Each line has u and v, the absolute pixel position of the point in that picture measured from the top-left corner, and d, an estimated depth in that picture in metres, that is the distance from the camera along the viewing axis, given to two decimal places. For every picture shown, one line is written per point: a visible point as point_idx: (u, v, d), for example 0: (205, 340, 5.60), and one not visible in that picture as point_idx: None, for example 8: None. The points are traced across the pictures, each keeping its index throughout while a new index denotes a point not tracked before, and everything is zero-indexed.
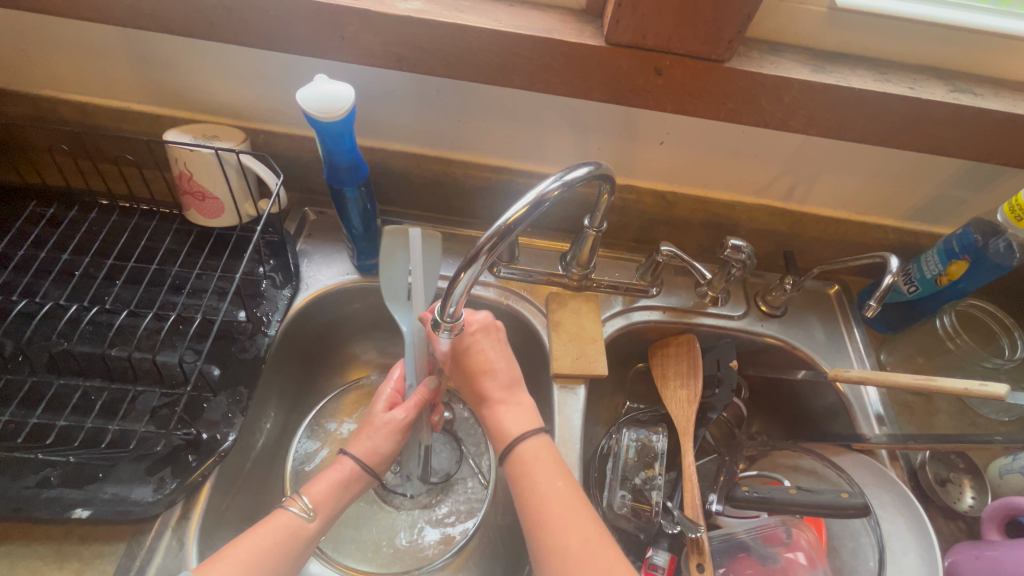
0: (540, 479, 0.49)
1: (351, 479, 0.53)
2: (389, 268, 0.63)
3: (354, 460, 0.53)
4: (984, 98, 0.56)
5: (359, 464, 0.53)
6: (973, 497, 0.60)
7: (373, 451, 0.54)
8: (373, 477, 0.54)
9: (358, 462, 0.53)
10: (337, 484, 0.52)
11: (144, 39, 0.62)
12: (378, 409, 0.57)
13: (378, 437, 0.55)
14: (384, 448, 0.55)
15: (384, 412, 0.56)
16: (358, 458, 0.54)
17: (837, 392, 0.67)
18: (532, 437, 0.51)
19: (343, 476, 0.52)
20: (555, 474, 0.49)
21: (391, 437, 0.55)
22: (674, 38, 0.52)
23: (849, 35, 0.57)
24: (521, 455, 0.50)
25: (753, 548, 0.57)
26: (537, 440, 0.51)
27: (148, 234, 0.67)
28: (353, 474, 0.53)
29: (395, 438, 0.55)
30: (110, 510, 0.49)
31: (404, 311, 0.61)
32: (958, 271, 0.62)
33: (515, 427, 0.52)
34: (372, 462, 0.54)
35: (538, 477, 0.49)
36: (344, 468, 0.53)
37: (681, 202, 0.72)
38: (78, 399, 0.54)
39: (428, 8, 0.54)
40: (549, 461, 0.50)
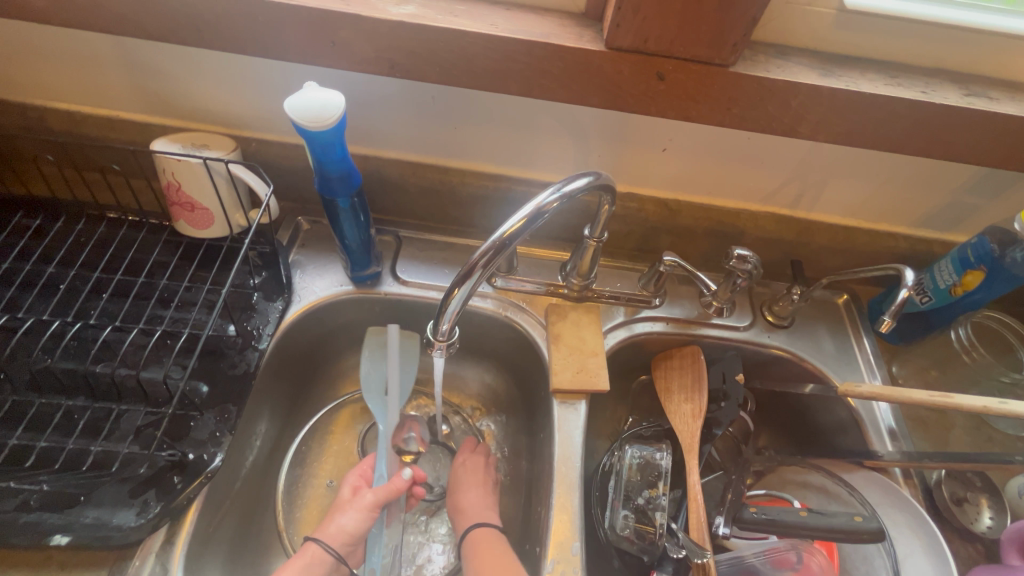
0: (488, 562, 0.54)
1: (314, 564, 0.52)
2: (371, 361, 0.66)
3: (321, 546, 0.53)
4: (1000, 102, 0.54)
5: (322, 548, 0.53)
6: (991, 518, 0.57)
7: (340, 531, 0.55)
8: (338, 562, 0.54)
9: (323, 547, 0.53)
10: (300, 573, 0.51)
11: (130, 46, 0.60)
12: (344, 494, 0.59)
13: (346, 517, 0.56)
14: (352, 526, 0.55)
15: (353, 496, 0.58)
16: (322, 543, 0.54)
17: (848, 407, 0.65)
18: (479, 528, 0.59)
19: (308, 567, 0.52)
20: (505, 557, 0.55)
21: (361, 516, 0.56)
22: (677, 42, 0.50)
23: (858, 37, 0.55)
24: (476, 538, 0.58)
25: (761, 571, 0.54)
26: (481, 531, 0.58)
27: (136, 245, 0.65)
28: (319, 560, 0.52)
29: (364, 516, 0.56)
30: (91, 536, 0.47)
31: (380, 405, 0.65)
32: (974, 282, 0.59)
33: (470, 517, 0.60)
34: (336, 544, 0.54)
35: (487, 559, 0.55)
36: (311, 556, 0.53)
37: (684, 210, 0.70)
38: (61, 419, 0.53)
39: (421, 12, 0.52)
40: (495, 546, 0.57)
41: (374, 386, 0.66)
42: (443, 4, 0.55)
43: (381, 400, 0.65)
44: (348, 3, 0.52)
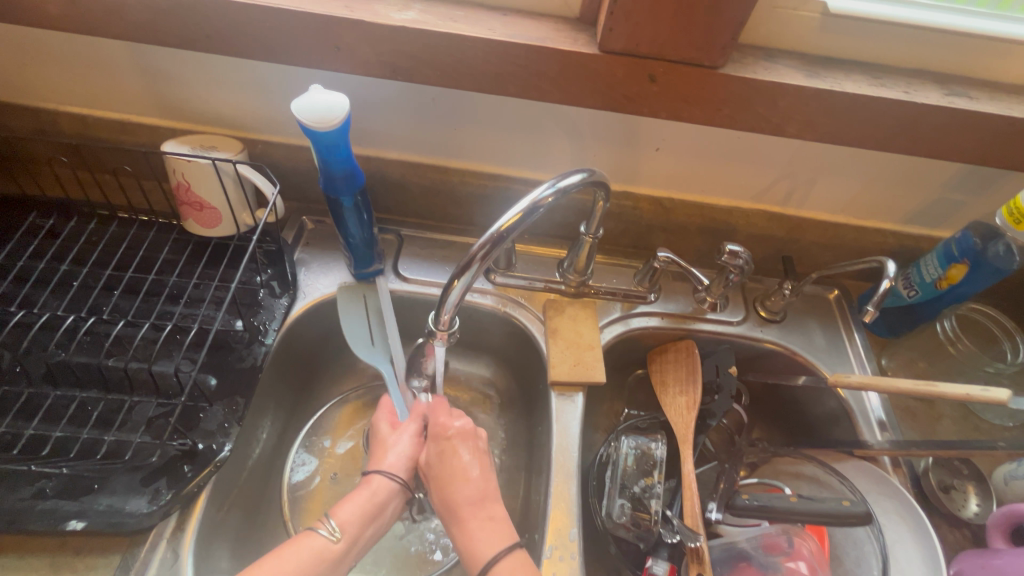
0: None
1: (379, 491, 0.52)
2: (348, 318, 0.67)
3: (387, 477, 0.54)
4: (979, 101, 0.56)
5: (386, 477, 0.54)
6: (977, 504, 0.59)
7: (398, 460, 0.56)
8: (402, 488, 0.54)
9: (387, 476, 0.54)
10: (364, 501, 0.51)
11: (142, 52, 0.62)
12: (384, 430, 0.59)
13: (400, 445, 0.57)
14: (407, 451, 0.57)
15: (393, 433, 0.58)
16: (386, 473, 0.54)
17: (838, 397, 0.67)
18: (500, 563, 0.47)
19: (373, 497, 0.52)
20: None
21: (412, 441, 0.58)
22: (668, 45, 0.52)
23: (843, 40, 0.57)
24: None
25: (754, 557, 0.56)
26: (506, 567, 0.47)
27: (147, 244, 0.67)
28: (384, 494, 0.53)
29: (416, 440, 0.58)
30: (105, 522, 0.49)
31: (375, 355, 0.66)
32: (958, 275, 0.61)
33: (480, 550, 0.48)
34: (399, 472, 0.55)
35: None
36: (376, 487, 0.53)
37: (678, 208, 0.72)
38: (75, 410, 0.54)
39: (423, 18, 0.55)
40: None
41: (360, 336, 0.66)
42: (443, 10, 0.57)
43: (375, 351, 0.66)
44: (352, 10, 0.54)
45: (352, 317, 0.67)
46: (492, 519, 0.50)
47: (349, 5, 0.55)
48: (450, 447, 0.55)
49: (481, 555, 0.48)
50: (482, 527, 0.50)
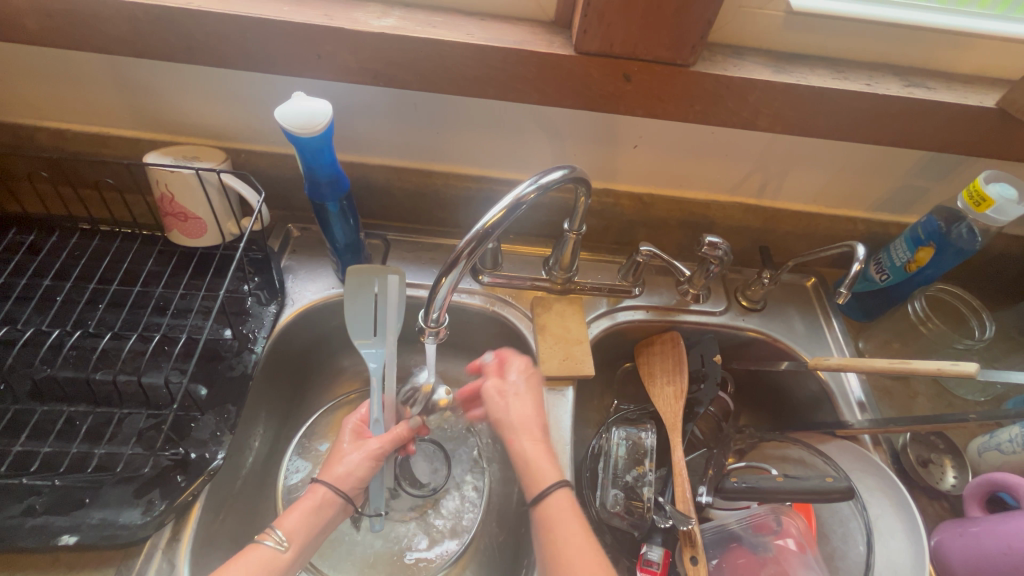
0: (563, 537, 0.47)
1: (325, 506, 0.53)
2: (352, 308, 0.62)
3: (330, 491, 0.53)
4: (936, 91, 0.59)
5: (333, 491, 0.53)
6: (955, 475, 0.62)
7: (346, 476, 0.55)
8: (345, 504, 0.54)
9: (333, 491, 0.53)
10: (310, 513, 0.52)
11: (120, 65, 0.63)
12: (344, 443, 0.58)
13: (353, 463, 0.56)
14: (360, 472, 0.56)
15: (353, 445, 0.58)
16: (331, 485, 0.54)
17: (819, 380, 0.69)
18: (554, 492, 0.50)
19: (316, 507, 0.52)
20: (576, 531, 0.48)
21: (367, 463, 0.56)
22: (639, 45, 0.54)
23: (805, 37, 0.60)
24: (548, 507, 0.49)
25: (744, 538, 0.58)
26: (562, 495, 0.50)
27: (130, 256, 0.67)
28: (327, 503, 0.53)
29: (370, 463, 0.56)
30: (97, 536, 0.49)
31: (374, 350, 0.63)
32: (925, 258, 0.64)
33: (543, 475, 0.51)
34: (346, 488, 0.55)
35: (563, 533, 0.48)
36: (319, 499, 0.53)
37: (658, 203, 0.74)
38: (63, 425, 0.54)
39: (401, 24, 0.56)
40: (572, 518, 0.49)
41: (363, 328, 0.63)
42: (421, 16, 0.58)
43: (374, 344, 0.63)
44: (331, 18, 0.55)
45: (358, 311, 0.62)
46: (542, 451, 0.53)
47: (329, 14, 0.56)
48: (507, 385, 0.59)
49: (545, 479, 0.51)
50: (539, 451, 0.53)
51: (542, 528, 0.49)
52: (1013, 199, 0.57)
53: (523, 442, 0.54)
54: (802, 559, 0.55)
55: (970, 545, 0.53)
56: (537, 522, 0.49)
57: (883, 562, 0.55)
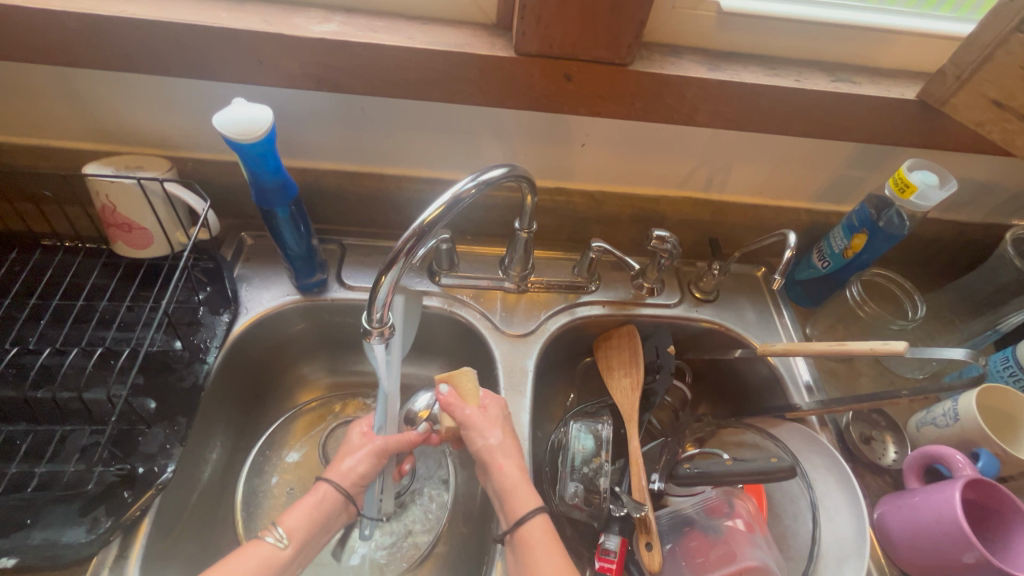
0: (541, 566, 0.47)
1: (326, 502, 0.51)
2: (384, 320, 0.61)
3: (333, 486, 0.52)
4: (861, 85, 0.62)
5: (334, 487, 0.52)
6: (895, 451, 0.65)
7: (349, 471, 0.54)
8: (347, 501, 0.53)
9: (336, 487, 0.53)
10: (311, 510, 0.51)
11: (55, 75, 0.61)
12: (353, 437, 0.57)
13: (357, 459, 0.55)
14: (362, 467, 0.54)
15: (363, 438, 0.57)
16: (334, 483, 0.53)
17: (769, 365, 0.71)
18: (534, 520, 0.49)
19: (318, 504, 0.51)
20: (556, 557, 0.47)
21: (370, 458, 0.55)
22: (577, 46, 0.55)
23: (737, 37, 0.62)
24: (525, 536, 0.48)
25: (697, 521, 0.59)
26: (540, 524, 0.49)
27: (73, 270, 0.65)
28: (331, 500, 0.52)
29: (374, 459, 0.55)
30: (39, 556, 0.47)
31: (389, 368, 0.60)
32: (860, 244, 0.67)
33: (517, 503, 0.50)
34: (347, 484, 0.53)
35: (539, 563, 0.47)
36: (321, 497, 0.52)
37: (609, 199, 0.76)
38: (1, 445, 0.52)
39: (342, 29, 0.56)
40: (550, 545, 0.48)
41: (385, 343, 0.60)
42: (362, 21, 0.59)
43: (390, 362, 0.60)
44: (271, 24, 0.55)
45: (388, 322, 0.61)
46: (519, 477, 0.52)
47: (268, 20, 0.56)
48: (489, 414, 0.56)
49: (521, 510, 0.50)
50: (517, 478, 0.52)
51: (519, 554, 0.48)
52: (935, 185, 0.60)
53: (504, 471, 0.52)
54: (751, 539, 0.56)
55: (907, 515, 0.56)
56: (515, 552, 0.49)
57: (828, 536, 0.58)
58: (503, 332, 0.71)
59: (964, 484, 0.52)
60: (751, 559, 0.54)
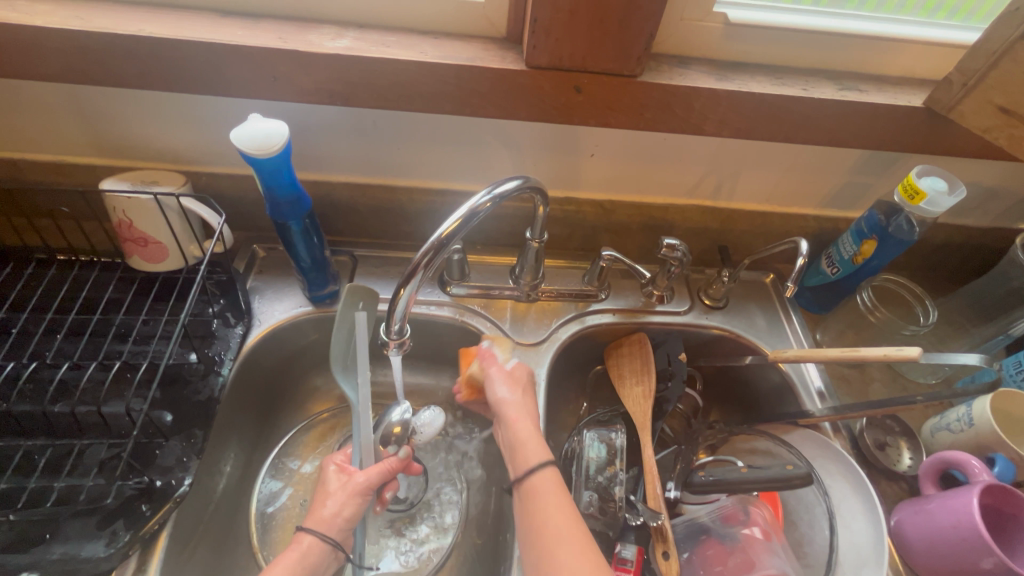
0: (546, 508, 0.48)
1: (310, 555, 0.49)
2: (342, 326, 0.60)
3: (317, 537, 0.50)
4: (868, 93, 0.62)
5: (318, 537, 0.50)
6: (910, 457, 0.65)
7: (333, 518, 0.52)
8: (335, 549, 0.50)
9: (320, 538, 0.50)
10: (296, 564, 0.48)
11: (73, 93, 0.62)
12: (328, 477, 0.55)
13: (337, 503, 0.53)
14: (348, 511, 0.52)
15: (340, 476, 0.55)
16: (316, 532, 0.50)
17: (781, 371, 0.71)
18: (542, 470, 0.50)
19: (304, 557, 0.48)
20: (563, 503, 0.48)
21: (354, 501, 0.53)
22: (588, 58, 0.56)
23: (744, 47, 0.63)
24: (532, 484, 0.50)
25: (713, 529, 0.59)
26: (550, 474, 0.50)
27: (89, 285, 0.66)
28: (314, 552, 0.49)
29: (357, 500, 0.53)
30: (59, 570, 0.47)
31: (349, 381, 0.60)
32: (870, 250, 0.67)
33: (529, 453, 0.52)
34: (333, 532, 0.51)
35: (546, 505, 0.48)
36: (305, 548, 0.49)
37: (618, 209, 0.76)
38: (20, 460, 0.53)
39: (355, 45, 0.57)
40: (558, 492, 0.49)
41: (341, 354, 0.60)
42: (375, 37, 0.60)
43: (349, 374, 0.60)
44: (286, 40, 0.56)
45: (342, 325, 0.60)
46: (530, 433, 0.54)
47: (283, 37, 0.57)
48: (512, 375, 0.61)
49: (531, 457, 0.52)
50: (529, 435, 0.54)
51: (526, 501, 0.49)
52: (943, 190, 0.60)
53: (518, 423, 0.55)
54: (768, 547, 0.56)
55: (924, 522, 0.55)
56: (521, 499, 0.50)
57: (846, 544, 0.58)
58: (514, 342, 0.72)
59: (982, 489, 0.52)
60: (770, 567, 0.54)
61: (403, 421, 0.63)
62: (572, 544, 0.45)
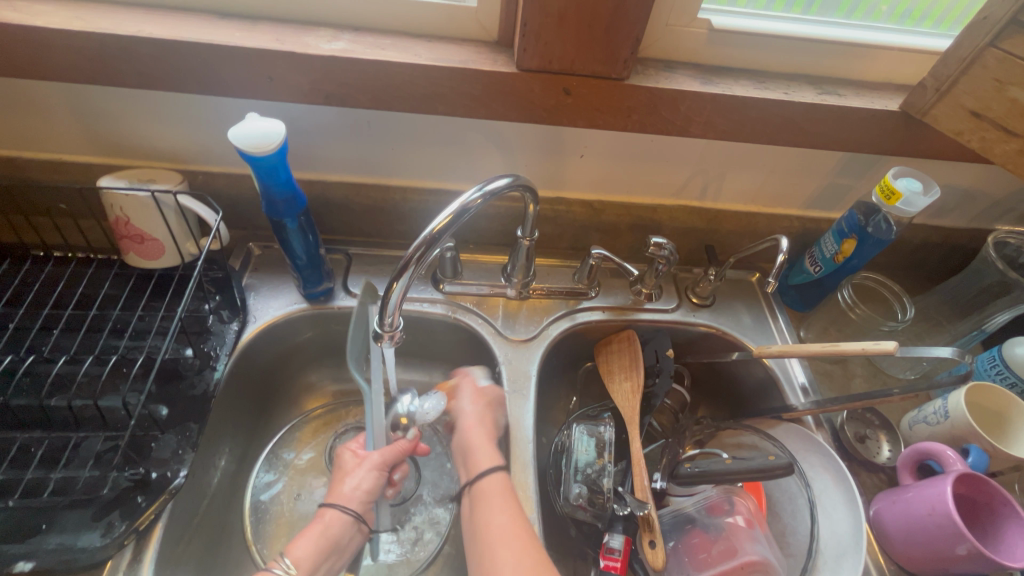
0: (491, 513, 0.54)
1: (333, 526, 0.55)
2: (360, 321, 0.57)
3: (340, 510, 0.56)
4: (847, 97, 0.65)
5: (340, 510, 0.56)
6: (889, 449, 0.67)
7: (353, 492, 0.58)
8: (356, 521, 0.56)
9: (342, 510, 0.56)
10: (319, 536, 0.54)
11: (72, 92, 0.63)
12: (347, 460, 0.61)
13: (358, 478, 0.59)
14: (366, 484, 0.59)
15: (358, 454, 0.61)
16: (340, 506, 0.56)
17: (765, 367, 0.73)
18: (489, 476, 0.58)
19: (326, 530, 0.54)
20: (505, 513, 0.54)
21: (372, 474, 0.60)
22: (576, 61, 0.58)
23: (728, 51, 0.65)
24: (481, 489, 0.57)
25: (698, 519, 0.61)
26: (495, 480, 0.58)
27: (85, 281, 0.67)
28: (339, 524, 0.55)
29: (375, 474, 0.60)
30: (55, 560, 0.48)
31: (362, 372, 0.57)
32: (850, 249, 0.69)
33: (479, 461, 0.61)
34: (353, 505, 0.57)
35: (490, 512, 0.54)
36: (329, 520, 0.55)
37: (607, 208, 0.78)
38: (17, 452, 0.54)
39: (351, 47, 0.59)
40: (502, 500, 0.56)
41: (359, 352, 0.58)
42: (371, 39, 0.61)
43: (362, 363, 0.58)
44: (282, 42, 0.58)
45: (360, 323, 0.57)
46: (483, 438, 0.63)
47: (280, 39, 0.58)
48: (478, 394, 0.67)
49: (480, 464, 0.60)
50: (482, 443, 0.62)
51: (474, 503, 0.57)
52: (919, 191, 0.63)
53: (472, 432, 0.63)
54: (752, 536, 0.58)
55: (902, 510, 0.57)
56: (470, 502, 0.57)
57: (828, 534, 0.59)
58: (505, 337, 0.73)
59: (955, 479, 0.54)
60: (752, 554, 0.56)
61: (410, 411, 0.65)
62: (509, 548, 0.51)
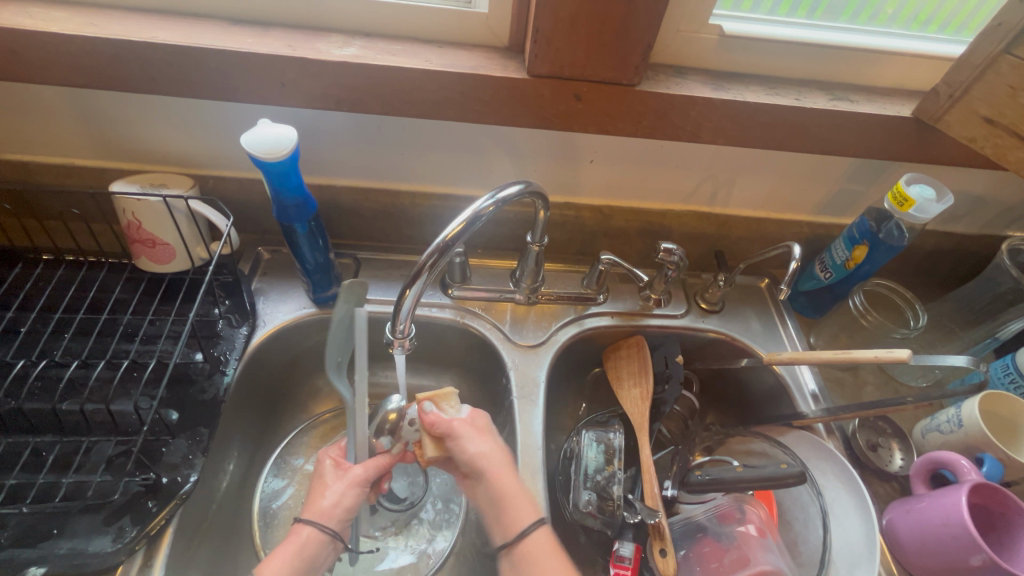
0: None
1: (309, 547, 0.49)
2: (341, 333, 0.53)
3: (318, 529, 0.50)
4: (858, 103, 0.64)
5: (317, 529, 0.50)
6: (901, 458, 0.66)
7: (332, 509, 0.52)
8: (333, 539, 0.51)
9: (319, 528, 0.50)
10: (293, 557, 0.48)
11: (85, 98, 0.64)
12: (327, 472, 0.55)
13: (336, 494, 0.53)
14: (347, 501, 0.53)
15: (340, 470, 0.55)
16: (317, 524, 0.50)
17: (775, 374, 0.73)
18: (536, 531, 0.50)
19: (301, 551, 0.49)
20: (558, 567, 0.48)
21: (353, 491, 0.54)
22: (587, 68, 0.58)
23: (739, 57, 0.65)
24: (525, 549, 0.49)
25: (709, 528, 0.61)
26: (541, 534, 0.50)
27: (97, 285, 0.67)
28: (314, 543, 0.49)
29: (356, 491, 0.54)
30: (66, 564, 0.48)
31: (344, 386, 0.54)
32: (862, 255, 0.69)
33: (519, 515, 0.51)
34: (332, 523, 0.51)
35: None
36: (305, 539, 0.49)
37: (616, 214, 0.78)
38: (28, 457, 0.54)
39: (362, 53, 0.59)
40: (553, 556, 0.49)
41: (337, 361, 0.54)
42: (382, 45, 0.62)
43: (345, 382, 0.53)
44: (294, 48, 0.58)
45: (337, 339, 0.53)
46: (519, 490, 0.53)
47: (292, 45, 0.58)
48: (478, 423, 0.56)
49: (522, 518, 0.51)
50: (517, 489, 0.52)
51: (518, 566, 0.49)
52: (932, 198, 0.62)
53: (502, 480, 0.53)
54: (763, 545, 0.57)
55: (916, 521, 0.57)
56: (512, 564, 0.49)
57: (839, 543, 0.59)
58: (514, 343, 0.73)
59: (970, 489, 0.54)
60: (764, 563, 0.55)
61: (400, 409, 0.62)
62: None
